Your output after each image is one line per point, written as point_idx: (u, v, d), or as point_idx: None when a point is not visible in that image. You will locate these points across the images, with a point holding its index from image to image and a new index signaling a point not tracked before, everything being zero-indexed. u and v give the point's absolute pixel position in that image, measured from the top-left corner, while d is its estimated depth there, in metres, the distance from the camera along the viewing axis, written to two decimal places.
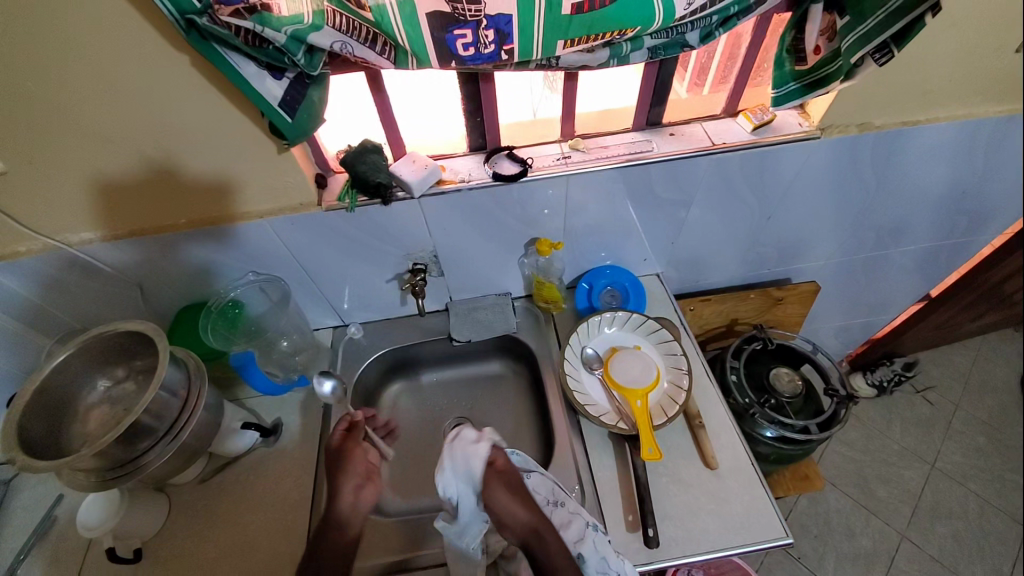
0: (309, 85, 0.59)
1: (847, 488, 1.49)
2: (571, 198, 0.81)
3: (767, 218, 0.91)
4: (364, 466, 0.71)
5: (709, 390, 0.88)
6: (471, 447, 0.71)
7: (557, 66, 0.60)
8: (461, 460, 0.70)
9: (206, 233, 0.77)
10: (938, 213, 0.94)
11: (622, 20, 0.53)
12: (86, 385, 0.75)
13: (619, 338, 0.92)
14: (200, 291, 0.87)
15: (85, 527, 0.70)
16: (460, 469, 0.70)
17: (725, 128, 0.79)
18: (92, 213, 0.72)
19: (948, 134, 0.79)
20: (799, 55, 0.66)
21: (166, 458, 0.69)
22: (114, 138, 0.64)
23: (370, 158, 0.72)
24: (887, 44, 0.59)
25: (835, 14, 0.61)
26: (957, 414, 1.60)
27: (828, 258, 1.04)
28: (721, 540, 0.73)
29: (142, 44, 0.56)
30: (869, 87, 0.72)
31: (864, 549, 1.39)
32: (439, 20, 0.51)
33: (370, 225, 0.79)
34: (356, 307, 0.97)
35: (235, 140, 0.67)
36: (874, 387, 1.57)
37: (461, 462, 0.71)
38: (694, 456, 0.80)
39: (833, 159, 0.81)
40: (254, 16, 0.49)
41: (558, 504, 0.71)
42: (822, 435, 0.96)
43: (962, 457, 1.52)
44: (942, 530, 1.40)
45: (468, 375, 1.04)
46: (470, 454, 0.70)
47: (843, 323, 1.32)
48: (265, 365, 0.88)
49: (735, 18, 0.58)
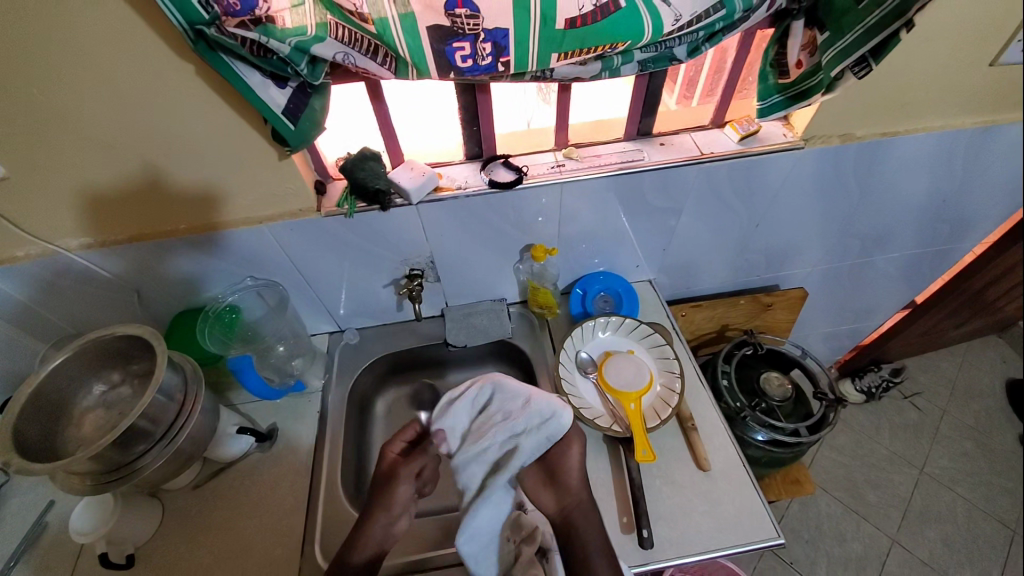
0: (311, 94, 0.60)
1: (837, 492, 1.51)
2: (566, 205, 0.83)
3: (755, 225, 0.93)
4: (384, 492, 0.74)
5: (701, 393, 0.89)
6: (558, 410, 0.69)
7: (551, 78, 0.63)
8: (546, 415, 0.68)
9: (206, 239, 0.78)
10: (920, 220, 0.97)
11: (615, 34, 0.55)
12: (82, 389, 0.75)
13: (613, 342, 0.94)
14: (197, 297, 0.88)
15: (79, 533, 0.71)
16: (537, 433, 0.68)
17: (713, 138, 0.82)
18: (93, 219, 0.73)
19: (927, 145, 0.82)
20: (782, 69, 0.69)
21: (160, 463, 0.69)
22: (117, 144, 0.65)
23: (369, 165, 0.73)
24: (866, 59, 0.62)
25: (815, 29, 0.64)
26: (945, 419, 1.62)
27: (815, 265, 1.07)
28: (713, 541, 0.74)
29: (148, 54, 0.57)
30: (850, 99, 0.75)
31: (856, 554, 1.41)
32: (437, 33, 0.53)
33: (368, 230, 0.81)
34: (352, 312, 0.98)
35: (237, 146, 0.68)
36: (863, 393, 1.61)
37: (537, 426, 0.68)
38: (687, 458, 0.82)
39: (818, 168, 0.84)
40: (259, 27, 0.50)
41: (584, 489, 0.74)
42: (812, 437, 0.98)
43: (951, 462, 1.54)
44: (932, 534, 1.42)
45: (464, 380, 1.05)
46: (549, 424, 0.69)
47: (831, 329, 1.35)
48: (262, 369, 0.89)
49: (720, 34, 0.61)
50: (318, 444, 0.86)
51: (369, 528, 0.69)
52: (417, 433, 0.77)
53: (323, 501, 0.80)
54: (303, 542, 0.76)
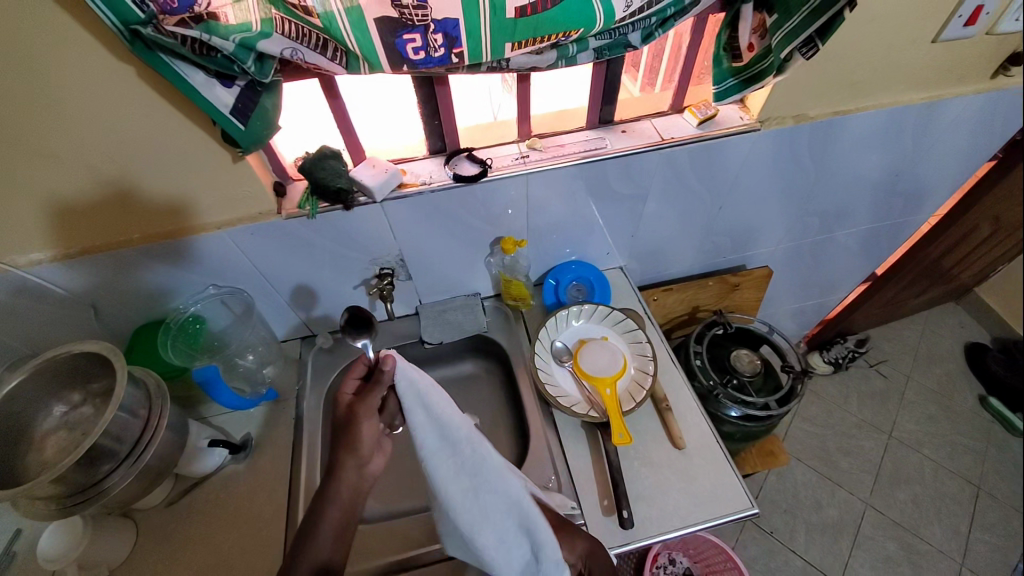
0: (261, 93, 0.59)
1: (811, 461, 1.57)
2: (533, 196, 0.83)
3: (719, 208, 0.95)
4: (371, 438, 0.63)
5: (674, 374, 0.91)
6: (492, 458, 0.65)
7: (508, 68, 0.62)
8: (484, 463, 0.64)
9: (163, 249, 0.76)
10: (876, 195, 1.00)
11: (567, 22, 0.55)
12: (41, 410, 0.72)
13: (586, 330, 0.94)
14: (159, 309, 0.85)
15: (47, 558, 0.68)
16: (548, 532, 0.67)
17: (672, 123, 0.83)
18: (41, 233, 0.70)
19: (878, 122, 0.85)
20: (734, 52, 0.70)
21: (129, 480, 0.67)
22: (59, 154, 0.62)
23: (328, 164, 0.71)
24: (813, 40, 0.63)
25: (764, 13, 0.65)
26: (910, 385, 1.70)
27: (779, 244, 1.10)
28: (691, 515, 0.75)
29: (82, 57, 0.54)
30: (802, 81, 0.77)
31: (832, 519, 1.46)
32: (387, 25, 0.53)
33: (332, 230, 0.79)
34: (323, 316, 0.97)
35: (189, 151, 0.66)
36: (832, 363, 1.67)
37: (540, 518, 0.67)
38: (662, 437, 0.83)
39: (775, 149, 0.86)
40: (201, 25, 0.49)
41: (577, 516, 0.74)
42: (782, 410, 1.01)
43: (917, 425, 1.61)
44: (902, 495, 1.49)
45: (441, 376, 1.05)
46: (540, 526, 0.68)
47: (798, 305, 1.39)
48: (231, 380, 0.87)
49: (672, 19, 0.61)
50: (295, 451, 0.84)
51: (340, 478, 0.61)
52: (367, 367, 0.67)
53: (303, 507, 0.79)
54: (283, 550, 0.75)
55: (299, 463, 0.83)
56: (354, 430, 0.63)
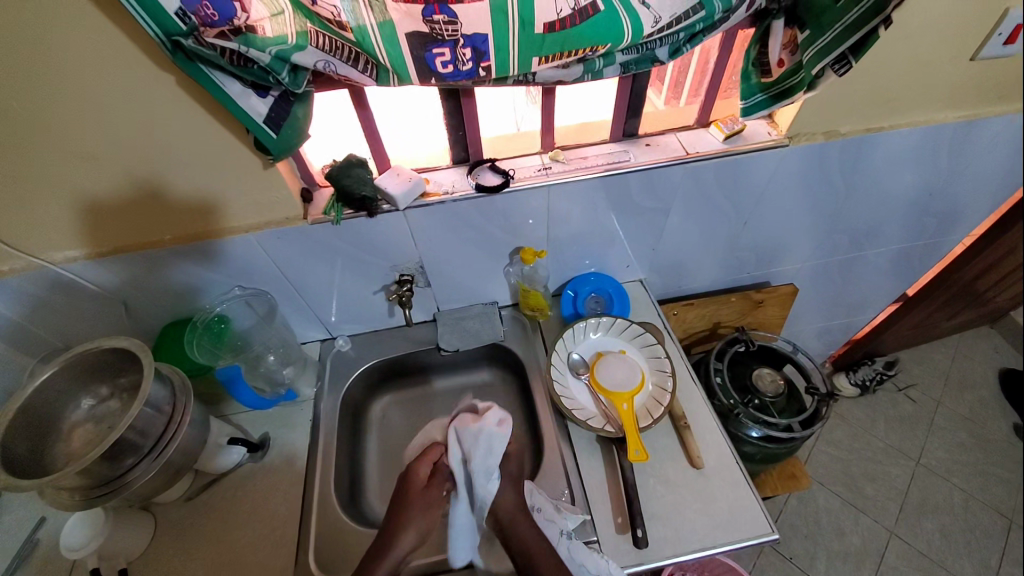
0: (293, 102, 0.60)
1: (835, 487, 1.52)
2: (554, 208, 0.83)
3: (744, 223, 0.94)
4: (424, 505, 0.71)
5: (693, 392, 0.89)
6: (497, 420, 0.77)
7: (534, 81, 0.63)
8: (468, 425, 0.76)
9: (192, 250, 0.78)
10: (908, 215, 0.98)
11: (594, 37, 0.55)
12: (69, 404, 0.74)
13: (604, 343, 0.94)
14: (186, 308, 0.88)
15: (67, 549, 0.69)
16: (487, 424, 0.75)
17: (698, 137, 0.82)
18: (78, 232, 0.73)
19: (912, 139, 0.82)
20: (764, 68, 0.69)
21: (152, 473, 0.68)
22: (99, 156, 0.64)
23: (355, 172, 0.73)
24: (846, 57, 0.63)
25: (795, 28, 0.64)
26: (940, 411, 1.64)
27: (805, 261, 1.08)
28: (708, 538, 0.74)
29: (124, 64, 0.57)
30: (833, 97, 0.75)
31: (855, 547, 1.41)
32: (418, 39, 0.53)
33: (356, 236, 0.80)
34: (344, 320, 0.98)
35: (223, 157, 0.68)
36: (857, 386, 1.63)
37: (490, 417, 0.77)
38: (680, 456, 0.82)
39: (802, 165, 0.84)
40: (239, 37, 0.50)
41: (592, 539, 0.73)
42: (805, 433, 0.98)
43: (946, 453, 1.55)
44: (929, 525, 1.43)
45: (458, 384, 1.06)
46: (497, 431, 0.75)
47: (824, 324, 1.36)
48: (253, 381, 0.88)
49: (702, 35, 0.61)
50: (311, 453, 0.86)
51: (383, 552, 0.67)
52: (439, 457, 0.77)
53: (318, 510, 0.79)
54: (297, 551, 0.75)
55: (315, 466, 0.84)
56: (421, 507, 0.70)
